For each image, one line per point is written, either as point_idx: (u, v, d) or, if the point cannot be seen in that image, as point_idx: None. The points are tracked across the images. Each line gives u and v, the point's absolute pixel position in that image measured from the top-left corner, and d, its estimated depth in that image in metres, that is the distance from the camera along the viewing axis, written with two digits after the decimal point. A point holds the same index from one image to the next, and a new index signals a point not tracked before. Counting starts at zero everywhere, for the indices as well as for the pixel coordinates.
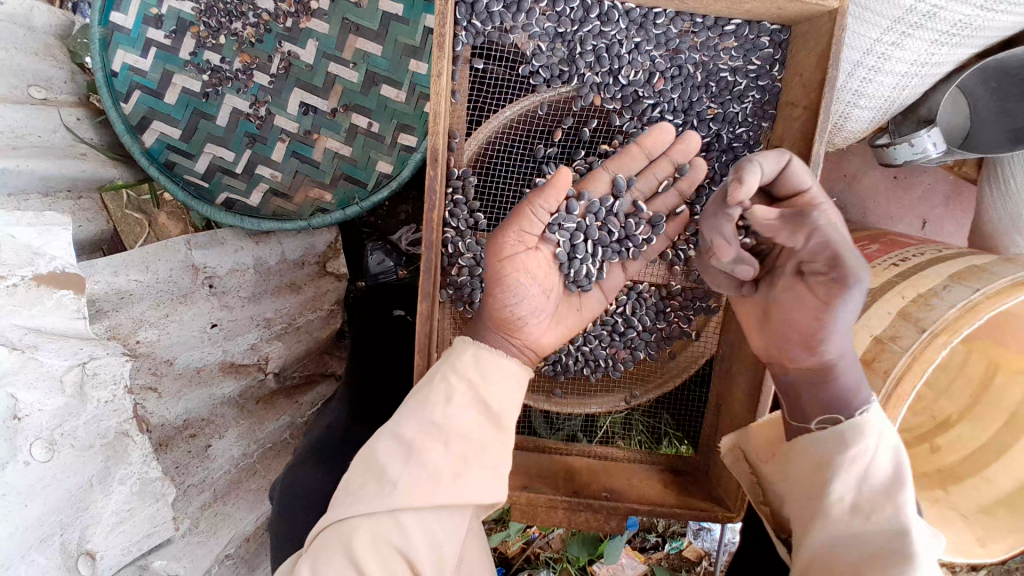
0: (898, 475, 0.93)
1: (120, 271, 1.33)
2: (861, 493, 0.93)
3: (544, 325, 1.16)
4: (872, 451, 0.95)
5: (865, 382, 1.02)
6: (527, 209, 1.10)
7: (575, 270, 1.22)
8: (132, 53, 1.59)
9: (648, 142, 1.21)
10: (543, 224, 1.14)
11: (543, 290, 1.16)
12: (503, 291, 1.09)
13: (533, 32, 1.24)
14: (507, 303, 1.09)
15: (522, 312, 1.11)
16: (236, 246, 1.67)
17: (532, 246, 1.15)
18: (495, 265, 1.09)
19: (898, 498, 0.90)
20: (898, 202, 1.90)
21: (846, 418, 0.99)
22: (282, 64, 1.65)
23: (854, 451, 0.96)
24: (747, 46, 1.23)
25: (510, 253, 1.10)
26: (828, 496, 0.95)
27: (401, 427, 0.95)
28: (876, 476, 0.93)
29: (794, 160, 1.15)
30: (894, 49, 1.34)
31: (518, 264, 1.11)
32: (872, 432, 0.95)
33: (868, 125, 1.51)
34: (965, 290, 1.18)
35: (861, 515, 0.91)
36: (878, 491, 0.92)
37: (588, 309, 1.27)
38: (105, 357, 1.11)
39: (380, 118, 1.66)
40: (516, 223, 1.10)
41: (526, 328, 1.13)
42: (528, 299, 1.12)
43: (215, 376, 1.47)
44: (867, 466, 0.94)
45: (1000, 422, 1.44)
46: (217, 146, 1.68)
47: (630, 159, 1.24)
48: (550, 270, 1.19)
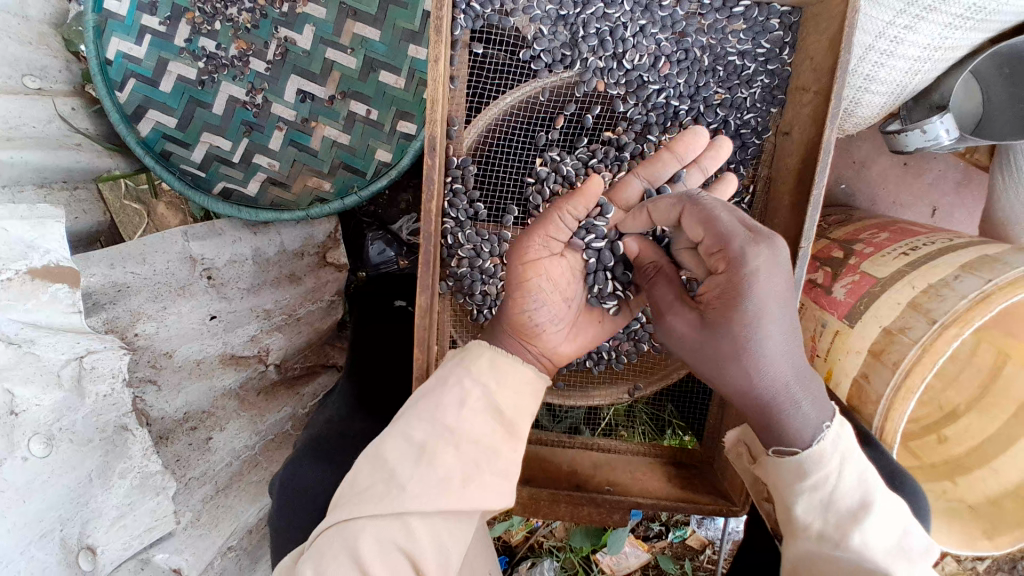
0: (864, 497, 0.92)
1: (117, 264, 1.31)
2: (828, 522, 0.92)
3: (563, 333, 1.15)
4: (834, 478, 0.93)
5: (814, 406, 0.94)
6: (555, 214, 1.09)
7: (599, 284, 1.20)
8: (126, 41, 1.55)
9: (680, 147, 1.07)
10: (571, 231, 1.13)
11: (564, 298, 1.15)
12: (523, 294, 1.10)
13: (535, 14, 1.18)
14: (525, 307, 1.09)
15: (540, 318, 1.11)
16: (234, 237, 1.63)
17: (557, 251, 1.14)
18: (518, 268, 1.09)
19: (861, 525, 0.90)
20: (908, 189, 1.86)
21: (801, 450, 0.94)
22: (278, 50, 1.62)
23: (818, 480, 0.93)
24: (756, 28, 1.18)
25: (534, 258, 1.10)
26: (798, 522, 0.95)
27: (411, 428, 0.94)
28: (844, 501, 0.92)
29: (801, 148, 1.10)
30: (907, 33, 1.29)
31: (542, 270, 1.11)
32: (833, 460, 0.93)
33: (880, 110, 1.46)
34: (977, 280, 1.17)
35: (830, 541, 0.91)
36: (844, 516, 0.91)
37: (612, 323, 1.23)
38: (103, 352, 1.10)
39: (378, 104, 1.63)
40: (542, 229, 1.09)
41: (543, 334, 1.12)
42: (549, 307, 1.12)
43: (215, 369, 1.46)
44: (832, 494, 0.92)
45: (1008, 412, 1.42)
46: (213, 136, 1.64)
47: (662, 165, 1.12)
48: (571, 278, 1.17)
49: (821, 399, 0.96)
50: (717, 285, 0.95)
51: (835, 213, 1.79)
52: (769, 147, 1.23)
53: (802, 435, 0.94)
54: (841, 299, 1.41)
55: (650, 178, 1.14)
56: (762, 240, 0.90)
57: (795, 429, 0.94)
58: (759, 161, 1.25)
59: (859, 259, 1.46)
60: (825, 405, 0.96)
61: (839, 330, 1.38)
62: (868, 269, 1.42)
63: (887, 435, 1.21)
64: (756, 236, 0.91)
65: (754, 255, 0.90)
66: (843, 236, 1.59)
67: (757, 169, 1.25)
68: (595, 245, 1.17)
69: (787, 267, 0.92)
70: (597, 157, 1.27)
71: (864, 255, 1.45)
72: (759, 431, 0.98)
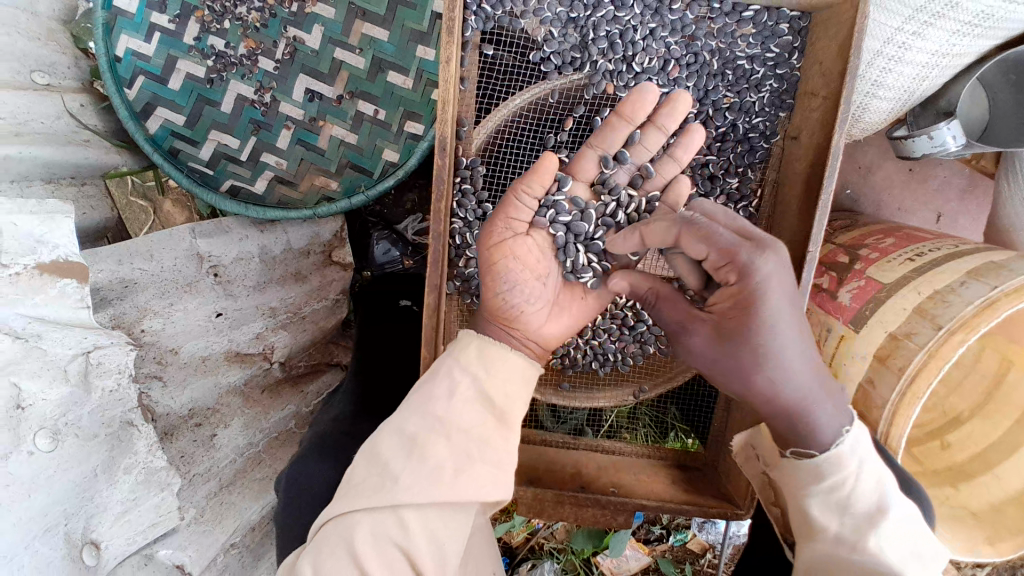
0: (881, 502, 0.91)
1: (124, 261, 1.30)
2: (844, 524, 0.91)
3: (544, 312, 1.13)
4: (853, 482, 0.92)
5: (834, 409, 0.95)
6: (513, 196, 1.10)
7: (572, 257, 1.17)
8: (135, 38, 1.56)
9: (627, 110, 1.11)
10: (531, 209, 1.13)
11: (539, 276, 1.13)
12: (494, 278, 1.08)
13: (546, 17, 1.19)
14: (499, 289, 1.07)
15: (517, 300, 1.08)
16: (240, 234, 1.62)
17: (523, 231, 1.13)
18: (485, 253, 1.08)
19: (876, 528, 0.89)
20: (913, 194, 1.87)
21: (819, 453, 0.94)
22: (287, 49, 1.62)
23: (836, 482, 0.93)
24: (766, 33, 1.18)
25: (500, 240, 1.09)
26: (814, 525, 0.94)
27: (405, 422, 0.94)
28: (862, 504, 0.91)
29: (810, 153, 1.10)
30: (914, 39, 1.29)
31: (509, 252, 1.09)
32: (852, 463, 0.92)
33: (887, 115, 1.46)
34: (983, 287, 1.17)
35: (847, 545, 0.90)
36: (861, 520, 0.91)
37: (594, 298, 1.20)
38: (110, 348, 1.10)
39: (387, 104, 1.63)
40: (501, 210, 1.09)
41: (524, 314, 1.10)
42: (524, 287, 1.09)
43: (219, 366, 1.46)
44: (849, 496, 0.92)
45: (1011, 419, 1.43)
46: (222, 134, 1.65)
47: (614, 130, 1.14)
48: (543, 256, 1.15)
49: (840, 401, 0.97)
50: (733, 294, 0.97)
51: (840, 218, 1.79)
52: (777, 151, 1.22)
53: (822, 439, 0.94)
54: (846, 303, 1.41)
55: (603, 146, 1.16)
56: (767, 251, 0.93)
57: (815, 433, 0.95)
58: (768, 165, 1.25)
59: (864, 264, 1.46)
60: (844, 409, 0.96)
61: (845, 334, 1.38)
62: (874, 275, 1.42)
63: (892, 440, 1.21)
64: (760, 245, 0.94)
65: (762, 264, 0.92)
66: (848, 241, 1.59)
67: (764, 172, 1.25)
68: (561, 222, 1.17)
69: (793, 276, 0.94)
70: None
71: (870, 260, 1.46)
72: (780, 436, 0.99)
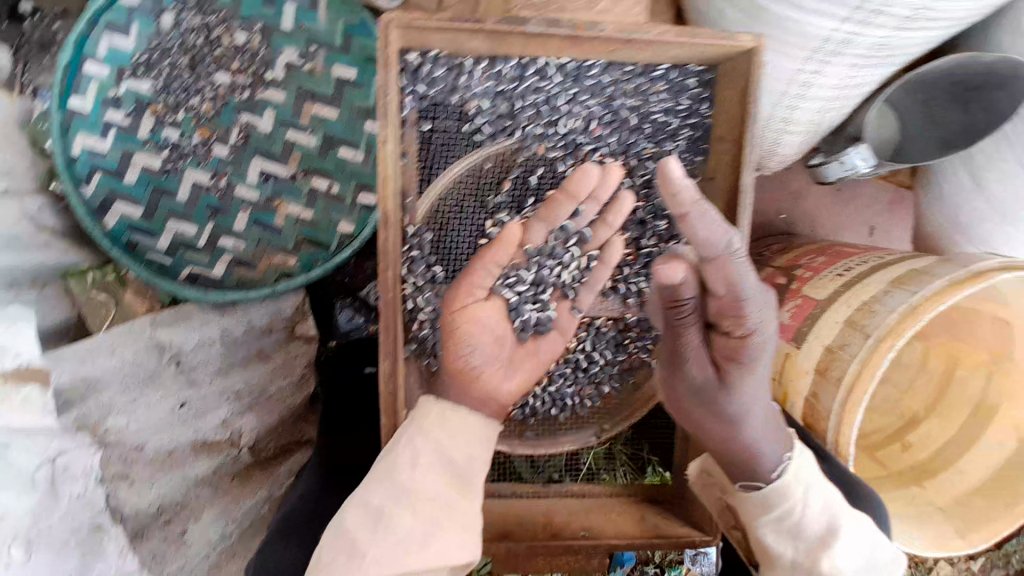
0: (830, 523, 1.06)
1: (86, 359, 1.38)
2: (798, 549, 1.06)
3: (504, 372, 1.13)
4: (801, 505, 1.07)
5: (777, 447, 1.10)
6: (477, 264, 1.12)
7: (523, 317, 1.19)
8: (90, 137, 1.59)
9: (572, 185, 1.16)
10: (494, 278, 1.15)
11: (496, 337, 1.14)
12: (457, 341, 1.09)
13: (476, 92, 1.24)
14: (461, 351, 1.09)
15: (477, 361, 1.09)
16: (199, 321, 1.59)
17: (483, 297, 1.15)
18: (449, 318, 1.11)
19: (830, 552, 1.03)
20: (843, 211, 1.98)
21: (764, 485, 1.10)
22: (240, 135, 1.67)
23: (785, 510, 1.08)
24: (676, 88, 1.26)
25: (464, 305, 1.12)
26: (773, 553, 1.09)
27: (369, 495, 0.98)
28: (812, 528, 1.06)
29: (724, 191, 1.19)
30: (816, 76, 1.39)
31: (472, 315, 1.12)
32: (796, 491, 1.07)
33: (801, 146, 1.58)
34: (906, 294, 1.24)
35: (805, 569, 1.05)
36: (813, 542, 1.06)
37: (548, 352, 1.22)
38: (72, 451, 1.14)
39: (340, 178, 1.70)
40: (465, 278, 1.12)
41: (485, 375, 1.10)
42: (486, 348, 1.11)
43: (185, 459, 1.48)
44: (798, 521, 1.07)
45: (965, 414, 1.50)
46: (179, 222, 1.67)
47: (560, 206, 1.20)
48: (503, 319, 1.17)
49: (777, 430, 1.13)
50: (726, 342, 1.07)
51: (776, 241, 1.88)
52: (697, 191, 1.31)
53: (766, 471, 1.09)
54: (787, 323, 1.48)
55: (550, 219, 1.22)
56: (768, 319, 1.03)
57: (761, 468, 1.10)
58: None
59: (800, 284, 1.55)
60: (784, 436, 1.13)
61: (788, 351, 1.45)
62: (809, 293, 1.50)
63: (841, 446, 1.27)
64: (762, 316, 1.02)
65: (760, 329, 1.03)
66: (786, 263, 1.68)
67: None
68: (515, 288, 1.21)
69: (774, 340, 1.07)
70: None
71: (805, 279, 1.54)
72: (728, 470, 1.14)
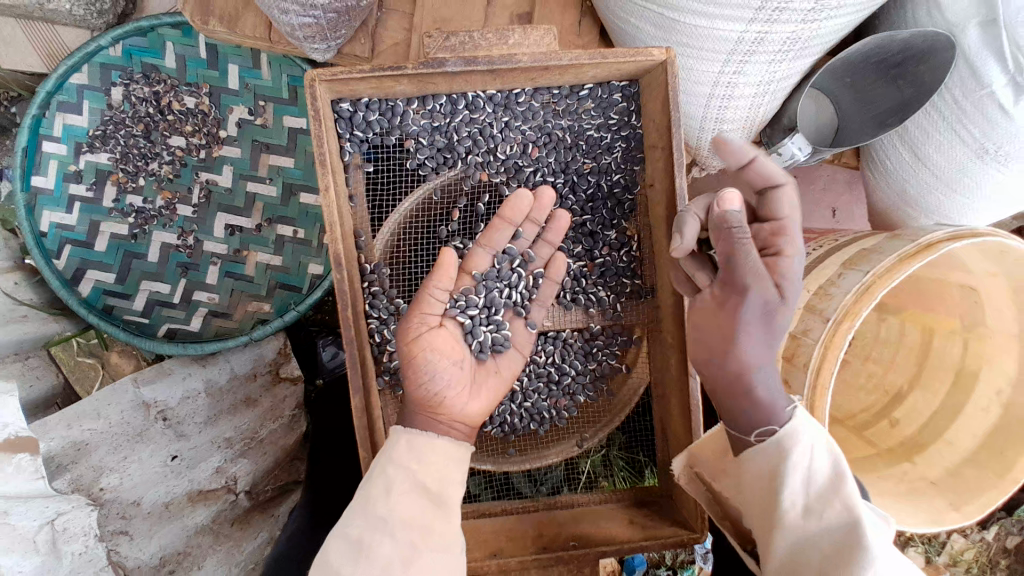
0: (839, 468, 0.93)
1: (72, 423, 1.39)
2: (810, 497, 0.93)
3: (466, 394, 1.17)
4: (807, 453, 0.95)
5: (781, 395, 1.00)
6: (424, 293, 1.18)
7: (477, 339, 1.24)
8: (57, 212, 1.67)
9: (508, 212, 1.24)
10: (443, 303, 1.21)
11: (456, 361, 1.18)
12: (417, 371, 1.12)
13: (412, 131, 1.31)
14: (422, 381, 1.11)
15: (439, 388, 1.12)
16: (182, 373, 1.74)
17: (434, 325, 1.19)
18: (405, 349, 1.14)
19: (843, 495, 0.91)
20: (803, 198, 2.02)
21: (775, 427, 0.97)
22: (202, 193, 1.75)
23: (794, 459, 0.94)
24: (604, 105, 1.32)
25: (416, 335, 1.15)
26: (781, 507, 0.94)
27: (349, 526, 0.98)
28: (820, 475, 0.94)
29: (665, 195, 1.24)
30: (737, 76, 1.44)
31: (428, 346, 1.15)
32: (803, 435, 0.95)
33: (740, 142, 1.62)
34: (858, 274, 1.28)
35: (816, 518, 0.92)
36: (824, 491, 0.93)
37: (507, 368, 1.28)
38: (71, 511, 1.14)
39: (304, 223, 1.76)
40: (414, 309, 1.17)
41: (448, 401, 1.14)
42: (445, 374, 1.14)
43: (184, 508, 1.47)
44: (806, 469, 0.94)
45: (947, 384, 1.52)
46: (153, 282, 1.73)
47: (497, 232, 1.28)
48: (457, 343, 1.21)
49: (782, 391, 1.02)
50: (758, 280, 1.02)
51: None
52: (641, 200, 1.37)
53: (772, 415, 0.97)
54: None
55: (492, 245, 1.29)
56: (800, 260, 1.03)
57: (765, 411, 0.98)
58: (637, 214, 1.39)
59: None
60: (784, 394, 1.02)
61: None
62: None
63: None
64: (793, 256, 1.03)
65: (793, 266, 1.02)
66: None
67: (636, 221, 1.40)
68: (467, 312, 1.26)
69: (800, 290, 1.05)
70: None
71: None
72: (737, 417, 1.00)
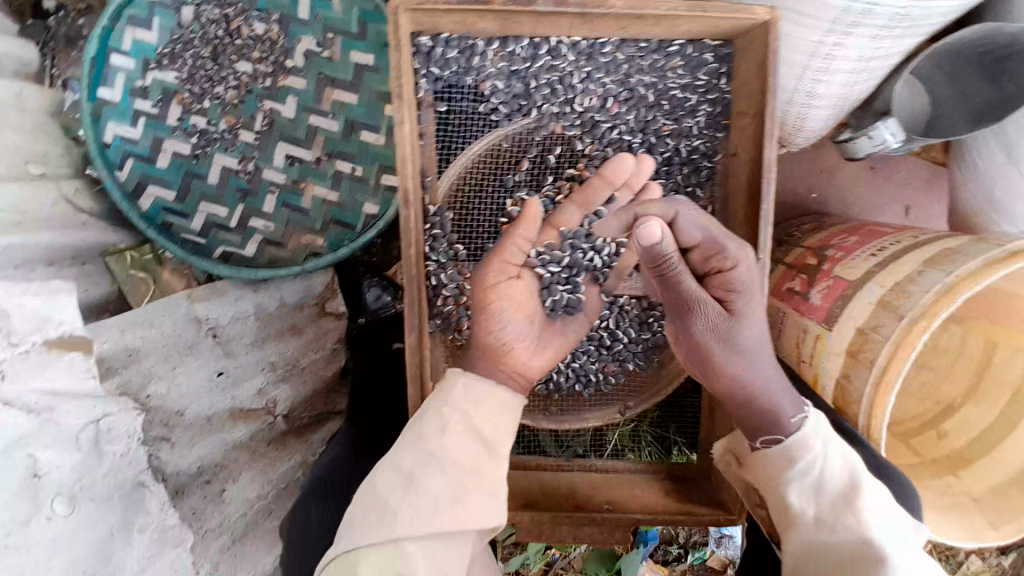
0: (852, 479, 1.01)
1: (126, 330, 1.40)
2: (820, 505, 1.02)
3: (533, 348, 1.16)
4: (819, 460, 1.04)
5: (791, 397, 1.09)
6: (508, 241, 1.17)
7: (554, 297, 1.24)
8: (122, 124, 1.67)
9: (608, 172, 1.22)
10: (525, 253, 1.20)
11: (529, 316, 1.18)
12: (489, 316, 1.13)
13: (489, 73, 1.28)
14: (492, 328, 1.12)
15: (508, 336, 1.12)
16: (235, 296, 1.68)
17: (514, 275, 1.19)
18: (481, 294, 1.14)
19: (855, 507, 0.98)
20: (877, 191, 1.94)
21: (784, 437, 1.07)
22: (265, 121, 1.73)
23: (806, 463, 1.04)
24: (693, 64, 1.27)
25: (493, 283, 1.15)
26: (793, 510, 1.04)
27: (399, 459, 0.99)
28: (831, 483, 1.02)
29: (750, 167, 1.18)
30: (837, 48, 1.35)
31: (502, 294, 1.15)
32: (816, 442, 1.04)
33: (826, 122, 1.56)
34: (940, 275, 1.22)
35: (828, 527, 1.00)
36: (836, 498, 1.01)
37: (573, 333, 1.26)
38: (116, 412, 1.22)
39: (364, 161, 1.74)
40: (498, 256, 1.16)
41: (515, 351, 1.13)
42: (515, 323, 1.14)
43: (224, 424, 1.52)
44: (819, 475, 1.03)
45: (1004, 397, 1.45)
46: (211, 205, 1.75)
47: (594, 190, 1.25)
48: (532, 298, 1.20)
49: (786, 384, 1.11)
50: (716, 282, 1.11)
51: (807, 221, 1.85)
52: (721, 168, 1.32)
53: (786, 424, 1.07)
54: (818, 302, 1.47)
55: (586, 204, 1.27)
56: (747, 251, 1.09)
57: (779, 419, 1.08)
58: (715, 183, 1.34)
59: (831, 264, 1.52)
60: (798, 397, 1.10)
61: (819, 333, 1.43)
62: (840, 273, 1.47)
63: (873, 430, 1.26)
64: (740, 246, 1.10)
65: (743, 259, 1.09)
66: (816, 243, 1.65)
67: (712, 190, 1.35)
68: (549, 267, 1.24)
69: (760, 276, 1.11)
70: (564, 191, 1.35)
71: (836, 259, 1.51)
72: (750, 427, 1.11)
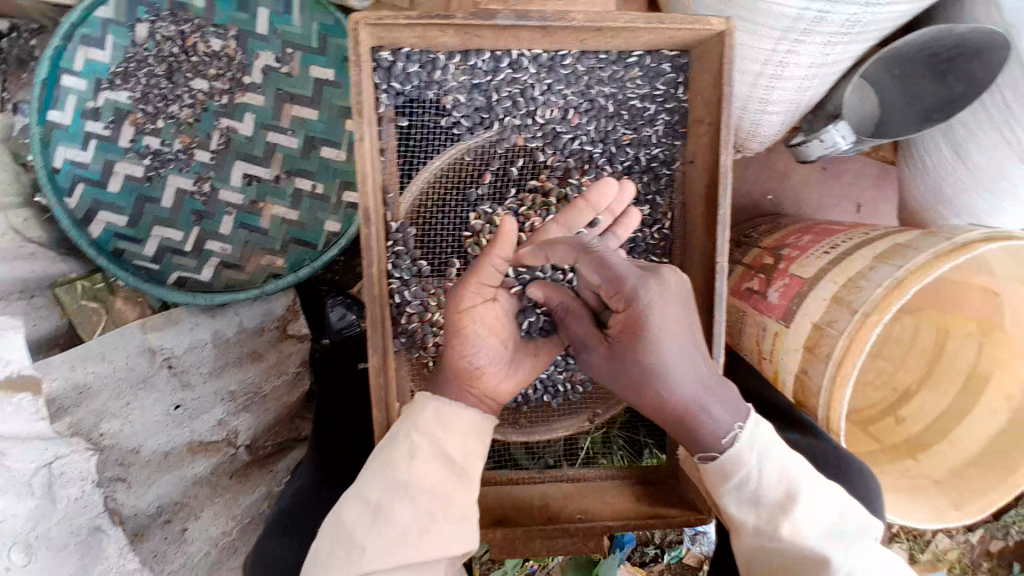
0: (788, 489, 0.98)
1: (77, 364, 1.42)
2: (760, 516, 0.99)
3: (504, 370, 1.15)
4: (755, 475, 0.99)
5: (725, 410, 0.99)
6: (484, 263, 1.11)
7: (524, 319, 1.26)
8: (72, 148, 1.62)
9: (595, 197, 1.16)
10: (501, 275, 1.16)
11: (498, 336, 1.17)
12: (462, 340, 1.11)
13: (451, 87, 1.27)
14: (465, 351, 1.10)
15: (481, 360, 1.11)
16: (192, 323, 1.64)
17: (488, 298, 1.16)
18: (455, 318, 1.12)
19: (790, 517, 0.96)
20: (829, 190, 1.99)
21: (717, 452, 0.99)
22: (221, 140, 1.69)
23: (741, 477, 0.99)
24: (651, 74, 1.29)
25: (468, 306, 1.13)
26: (736, 521, 1.01)
27: (366, 488, 0.97)
28: (768, 495, 0.98)
29: (708, 172, 1.20)
30: (790, 56, 1.41)
31: (475, 318, 1.13)
32: (751, 460, 0.98)
33: (781, 127, 1.60)
34: (890, 268, 1.25)
35: (767, 535, 0.98)
36: (773, 509, 0.98)
37: (546, 353, 1.26)
38: (70, 455, 1.15)
39: (324, 177, 1.72)
40: (473, 279, 1.12)
41: (486, 375, 1.12)
42: (488, 347, 1.13)
43: (184, 458, 1.49)
44: (756, 489, 0.99)
45: (957, 385, 1.51)
46: (165, 228, 1.70)
47: (579, 214, 1.18)
48: (504, 321, 1.20)
49: (724, 395, 1.00)
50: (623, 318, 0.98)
51: (765, 222, 1.89)
52: (680, 174, 1.34)
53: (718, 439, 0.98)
54: (776, 301, 1.50)
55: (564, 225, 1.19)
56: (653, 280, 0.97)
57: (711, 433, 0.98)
58: (674, 189, 1.36)
59: (787, 263, 1.56)
60: (735, 407, 1.00)
61: (778, 330, 1.46)
62: (796, 271, 1.51)
63: (832, 423, 1.29)
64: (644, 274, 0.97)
65: (647, 289, 0.95)
66: (772, 243, 1.69)
67: (672, 197, 1.37)
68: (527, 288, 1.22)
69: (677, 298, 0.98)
70: (526, 204, 1.38)
71: (792, 258, 1.55)
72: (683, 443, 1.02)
